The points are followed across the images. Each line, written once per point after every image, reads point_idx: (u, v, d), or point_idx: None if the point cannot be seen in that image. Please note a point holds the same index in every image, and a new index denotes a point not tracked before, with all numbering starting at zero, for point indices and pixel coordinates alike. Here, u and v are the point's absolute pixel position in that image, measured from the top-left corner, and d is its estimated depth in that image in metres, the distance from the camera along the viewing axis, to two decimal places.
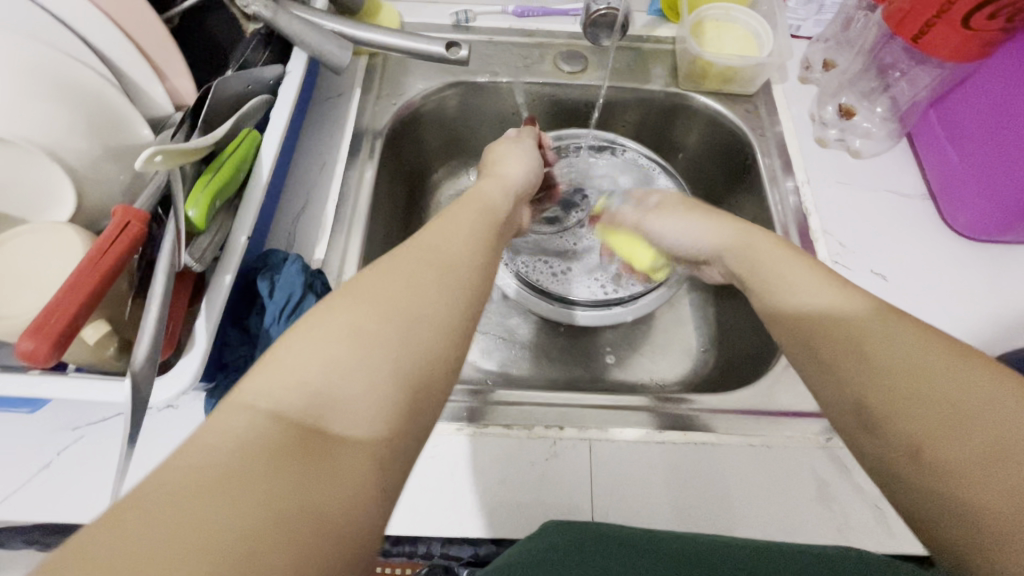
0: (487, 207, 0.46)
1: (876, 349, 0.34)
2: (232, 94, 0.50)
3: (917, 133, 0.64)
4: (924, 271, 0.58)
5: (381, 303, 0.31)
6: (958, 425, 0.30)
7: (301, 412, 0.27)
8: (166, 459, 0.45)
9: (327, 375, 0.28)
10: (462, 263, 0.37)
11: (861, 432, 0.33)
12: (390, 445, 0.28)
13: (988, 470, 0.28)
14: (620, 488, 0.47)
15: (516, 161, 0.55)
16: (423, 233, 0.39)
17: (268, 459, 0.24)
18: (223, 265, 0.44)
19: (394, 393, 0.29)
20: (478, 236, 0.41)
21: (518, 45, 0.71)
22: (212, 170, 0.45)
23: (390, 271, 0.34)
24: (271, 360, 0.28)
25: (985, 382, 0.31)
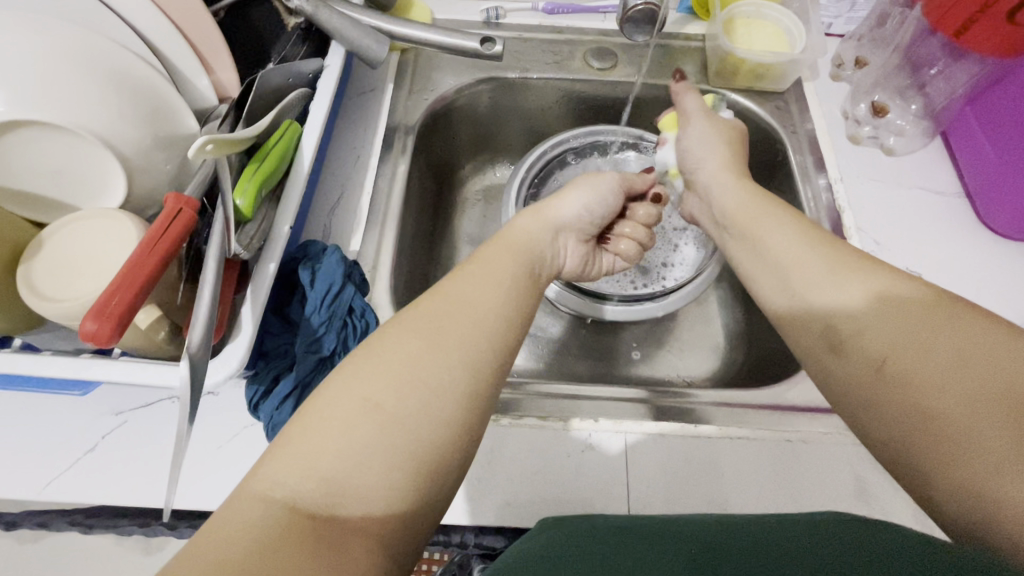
0: (527, 249, 0.46)
1: (848, 279, 0.39)
2: (273, 87, 0.51)
3: (952, 131, 0.63)
4: (959, 269, 0.58)
5: (396, 376, 0.32)
6: (917, 344, 0.34)
7: (320, 506, 0.28)
8: (208, 444, 0.46)
9: (339, 464, 0.29)
10: (494, 326, 0.37)
11: (829, 354, 0.38)
12: (407, 516, 0.30)
13: (944, 380, 0.32)
14: (656, 480, 0.47)
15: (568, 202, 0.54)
16: (452, 289, 0.39)
17: (289, 544, 0.26)
18: (267, 253, 0.45)
19: (404, 474, 0.30)
20: (505, 285, 0.40)
21: (548, 41, 0.72)
22: (257, 160, 0.46)
23: (408, 335, 0.35)
24: (292, 436, 0.30)
25: (953, 313, 0.34)
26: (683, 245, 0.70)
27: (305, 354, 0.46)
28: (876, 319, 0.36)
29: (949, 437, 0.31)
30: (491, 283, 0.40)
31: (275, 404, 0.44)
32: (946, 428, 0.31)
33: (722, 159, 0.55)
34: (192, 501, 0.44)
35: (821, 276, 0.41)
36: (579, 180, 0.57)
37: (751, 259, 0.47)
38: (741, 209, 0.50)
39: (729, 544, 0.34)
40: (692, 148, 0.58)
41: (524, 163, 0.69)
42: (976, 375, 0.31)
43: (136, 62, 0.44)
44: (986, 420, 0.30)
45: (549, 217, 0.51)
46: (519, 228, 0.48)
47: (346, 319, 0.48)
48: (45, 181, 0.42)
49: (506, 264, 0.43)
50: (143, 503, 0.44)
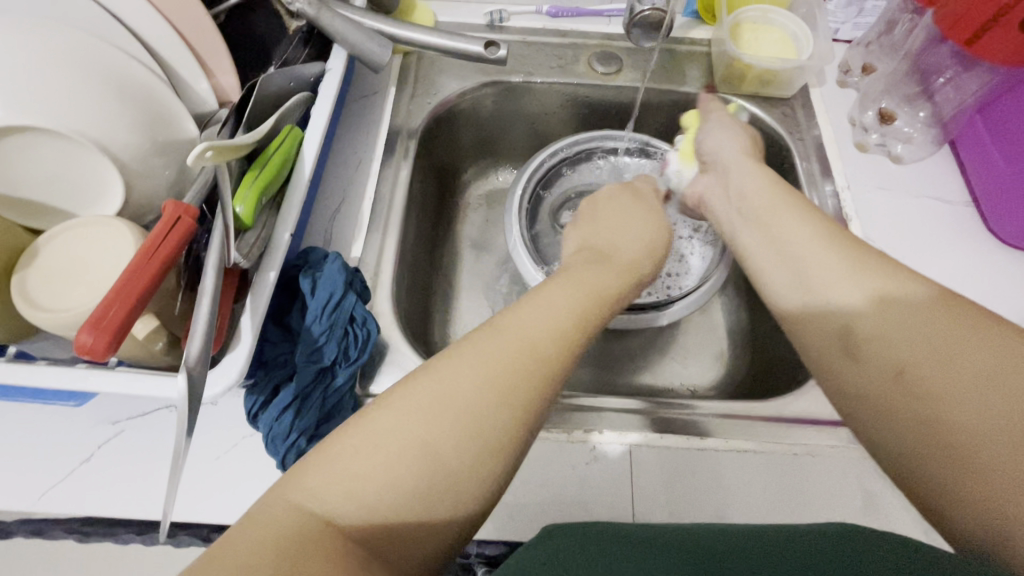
0: (586, 272, 0.44)
1: (870, 286, 0.38)
2: (273, 91, 0.50)
3: (960, 139, 0.63)
4: (967, 279, 0.57)
5: (454, 412, 0.31)
6: (939, 352, 0.33)
7: (356, 525, 0.28)
8: (206, 454, 0.45)
9: (387, 491, 0.28)
10: (556, 358, 0.36)
11: (841, 356, 0.38)
12: (443, 543, 0.30)
13: (963, 387, 0.31)
14: (661, 493, 0.47)
15: (619, 237, 0.51)
16: (519, 315, 0.37)
17: (321, 561, 0.25)
18: (268, 261, 0.44)
19: (447, 506, 0.30)
20: (575, 318, 0.39)
21: (552, 45, 0.71)
22: (257, 166, 0.45)
23: (471, 367, 0.33)
24: (333, 453, 0.29)
25: (975, 322, 0.34)
26: (689, 254, 0.69)
27: (306, 364, 0.45)
28: (894, 324, 0.36)
29: (963, 443, 0.30)
30: (559, 311, 0.38)
31: (274, 415, 0.44)
32: (963, 435, 0.30)
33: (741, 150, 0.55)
34: (189, 513, 0.43)
35: (832, 289, 0.40)
36: (622, 214, 0.54)
37: (767, 255, 0.46)
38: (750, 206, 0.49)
39: (736, 553, 0.33)
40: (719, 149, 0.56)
41: (529, 168, 0.68)
42: (996, 384, 0.31)
43: (134, 66, 0.43)
44: (1004, 430, 0.29)
45: (606, 257, 0.48)
46: (591, 266, 0.46)
47: (348, 327, 0.47)
48: (41, 187, 0.41)
49: (576, 293, 0.41)
50: (138, 514, 0.43)
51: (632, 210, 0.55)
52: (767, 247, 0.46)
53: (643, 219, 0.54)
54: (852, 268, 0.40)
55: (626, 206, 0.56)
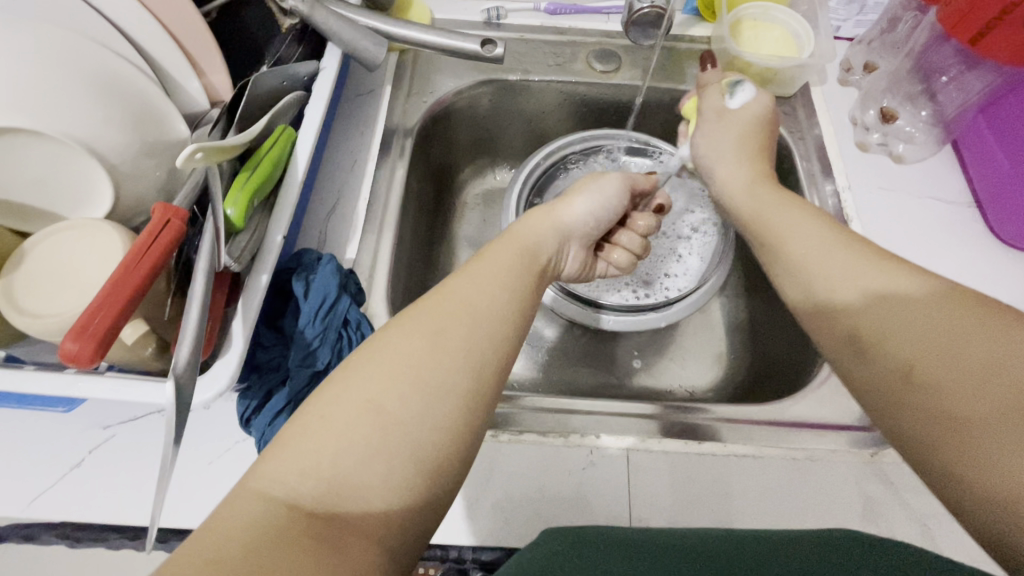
0: (532, 245, 0.45)
1: (875, 285, 0.37)
2: (265, 91, 0.49)
3: (963, 139, 0.62)
4: (969, 280, 0.56)
5: (397, 376, 0.31)
6: (945, 350, 0.32)
7: (317, 503, 0.27)
8: (198, 460, 0.45)
9: (340, 462, 0.28)
10: (500, 320, 0.36)
11: (850, 355, 0.37)
12: (406, 513, 0.29)
13: (972, 385, 0.31)
14: (658, 499, 0.46)
15: (576, 208, 0.51)
16: (460, 284, 0.37)
17: (284, 541, 0.25)
18: (259, 265, 0.43)
19: (405, 473, 0.29)
20: (513, 285, 0.39)
21: (550, 43, 0.70)
22: (249, 168, 0.44)
23: (410, 334, 0.33)
24: (288, 437, 0.29)
25: (986, 317, 0.33)
26: (688, 254, 0.69)
27: (298, 369, 0.44)
28: (901, 320, 0.35)
29: (977, 443, 0.29)
30: (499, 278, 0.39)
31: (267, 420, 0.43)
32: (973, 432, 0.30)
33: (745, 164, 0.53)
34: (181, 519, 0.43)
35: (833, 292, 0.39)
36: (586, 182, 0.55)
37: (774, 256, 0.45)
38: (754, 199, 0.50)
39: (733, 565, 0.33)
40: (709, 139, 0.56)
41: (525, 167, 0.67)
42: (1003, 379, 0.30)
43: (123, 66, 0.42)
44: (1012, 424, 0.29)
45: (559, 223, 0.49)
46: (533, 224, 0.48)
47: (341, 331, 0.47)
48: (28, 189, 0.40)
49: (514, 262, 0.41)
50: (130, 521, 0.43)
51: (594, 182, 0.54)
52: (774, 251, 0.45)
53: (603, 188, 0.54)
54: (853, 271, 0.39)
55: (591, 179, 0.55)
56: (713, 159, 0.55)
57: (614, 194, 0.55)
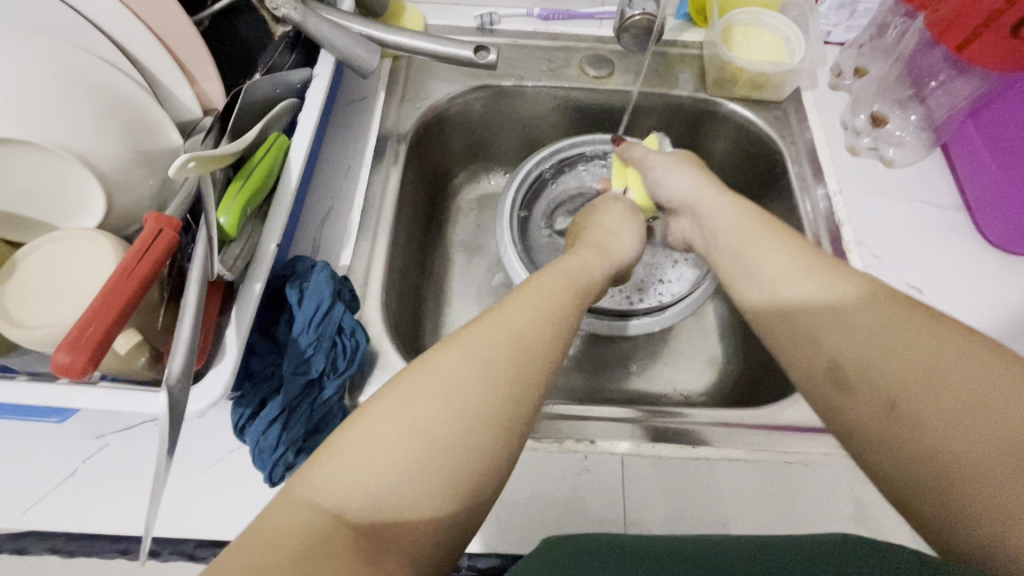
0: (576, 272, 0.45)
1: (851, 314, 0.37)
2: (259, 99, 0.50)
3: (952, 143, 0.63)
4: (961, 284, 0.57)
5: (451, 399, 0.31)
6: (922, 380, 0.32)
7: (364, 517, 0.27)
8: (192, 469, 0.45)
9: (387, 478, 0.28)
10: (552, 349, 0.36)
11: (831, 387, 0.36)
12: (446, 535, 0.29)
13: (950, 416, 0.30)
14: (652, 504, 0.46)
15: (616, 238, 0.54)
16: (515, 309, 0.38)
17: (326, 552, 0.25)
18: (254, 273, 0.43)
19: (450, 497, 0.29)
20: (562, 310, 0.40)
21: (544, 48, 0.70)
22: (241, 176, 0.44)
23: (465, 354, 0.33)
24: (334, 450, 0.29)
25: (963, 343, 0.32)
26: (681, 258, 0.69)
27: (292, 377, 0.44)
28: (875, 344, 0.35)
29: (961, 474, 0.29)
30: (552, 306, 0.39)
31: (262, 428, 0.43)
32: (956, 467, 0.29)
33: (699, 182, 0.53)
34: (176, 528, 0.43)
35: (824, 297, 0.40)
36: (618, 215, 0.57)
37: (744, 276, 0.45)
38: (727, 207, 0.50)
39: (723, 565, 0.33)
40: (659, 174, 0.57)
41: (520, 173, 0.67)
42: (979, 410, 0.29)
43: (115, 75, 0.42)
44: (995, 457, 0.28)
45: (606, 253, 0.51)
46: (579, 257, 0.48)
47: (336, 338, 0.47)
48: (19, 199, 0.40)
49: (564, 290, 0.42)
50: (124, 531, 0.43)
51: (629, 215, 0.57)
52: (744, 279, 0.44)
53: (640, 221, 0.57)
54: (839, 277, 0.39)
55: (624, 211, 0.58)
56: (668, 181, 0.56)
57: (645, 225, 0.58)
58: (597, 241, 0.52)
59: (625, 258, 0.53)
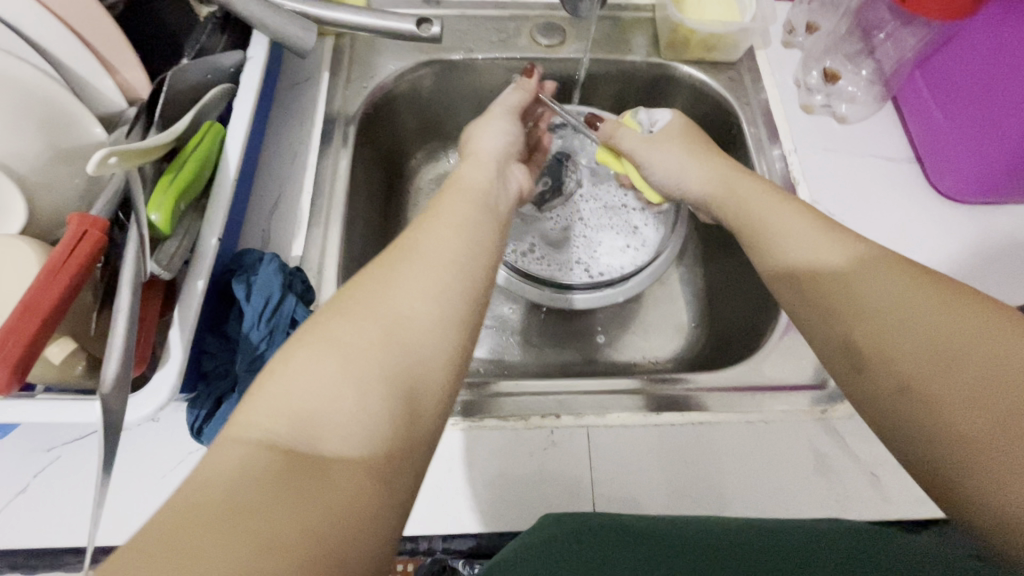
0: (480, 191, 0.46)
1: (861, 288, 0.35)
2: (188, 85, 0.47)
3: (902, 96, 0.63)
4: (913, 235, 0.58)
5: (362, 315, 0.33)
6: (943, 359, 0.30)
7: (293, 442, 0.28)
8: (150, 476, 0.44)
9: (312, 396, 0.29)
10: (457, 258, 0.38)
11: (849, 371, 0.34)
12: (389, 446, 0.29)
13: (974, 396, 0.29)
14: (619, 473, 0.47)
15: (490, 133, 0.54)
16: (420, 232, 0.39)
17: (263, 480, 0.25)
18: (195, 269, 0.42)
19: (384, 404, 0.30)
20: (470, 225, 0.41)
21: (492, 18, 0.68)
22: (173, 170, 0.42)
23: (368, 279, 0.35)
24: (260, 388, 0.30)
25: (987, 321, 0.31)
26: (643, 225, 0.68)
27: (247, 374, 0.43)
28: (865, 297, 0.35)
29: (985, 455, 0.28)
30: (454, 223, 0.41)
31: (218, 428, 0.42)
32: (980, 449, 0.28)
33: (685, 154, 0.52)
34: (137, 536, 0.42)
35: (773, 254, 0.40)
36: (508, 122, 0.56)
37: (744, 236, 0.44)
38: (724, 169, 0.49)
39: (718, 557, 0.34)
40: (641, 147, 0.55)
41: None
42: (1001, 389, 0.28)
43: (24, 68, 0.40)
44: (1013, 432, 0.27)
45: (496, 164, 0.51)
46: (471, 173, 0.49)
47: (290, 332, 0.45)
48: None
49: (468, 208, 0.43)
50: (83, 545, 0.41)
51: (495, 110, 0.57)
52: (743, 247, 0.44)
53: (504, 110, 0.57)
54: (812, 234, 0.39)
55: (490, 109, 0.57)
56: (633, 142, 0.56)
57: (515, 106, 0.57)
58: (479, 146, 0.53)
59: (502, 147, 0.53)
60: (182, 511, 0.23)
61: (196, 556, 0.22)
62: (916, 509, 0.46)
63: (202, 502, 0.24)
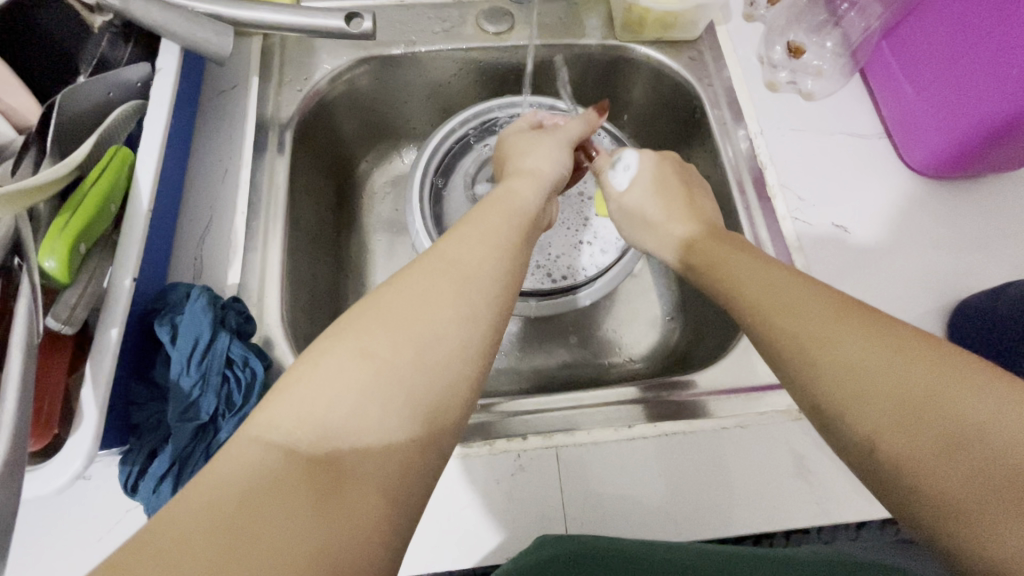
0: (513, 196, 0.43)
1: (818, 351, 0.31)
2: (87, 107, 0.42)
3: (870, 68, 0.60)
4: (886, 215, 0.56)
5: (402, 325, 0.29)
6: (906, 421, 0.28)
7: (315, 450, 0.25)
8: (82, 541, 0.40)
9: (341, 407, 0.26)
10: (496, 270, 0.34)
11: (819, 425, 0.31)
12: (410, 465, 0.27)
13: (943, 455, 0.26)
14: (593, 493, 0.45)
15: (541, 156, 0.50)
16: (457, 235, 0.35)
17: (280, 490, 0.23)
18: (107, 317, 0.38)
19: (410, 423, 0.27)
20: (502, 229, 0.37)
21: (434, 7, 0.64)
22: (70, 207, 0.37)
23: (408, 281, 0.31)
24: (283, 390, 0.27)
25: (939, 366, 0.29)
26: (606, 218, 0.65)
27: (179, 424, 0.40)
28: (827, 329, 0.32)
29: (961, 522, 0.25)
30: (491, 229, 0.37)
31: (152, 487, 0.39)
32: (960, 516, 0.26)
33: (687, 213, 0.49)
34: None
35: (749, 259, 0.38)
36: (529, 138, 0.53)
37: (711, 261, 0.43)
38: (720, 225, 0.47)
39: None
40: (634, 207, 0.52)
41: (426, 150, 0.62)
42: (968, 452, 0.26)
43: None
44: (985, 495, 0.25)
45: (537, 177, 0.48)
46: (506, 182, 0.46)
47: (225, 373, 0.41)
48: None
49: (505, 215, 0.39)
50: None
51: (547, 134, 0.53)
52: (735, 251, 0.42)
53: (559, 135, 0.53)
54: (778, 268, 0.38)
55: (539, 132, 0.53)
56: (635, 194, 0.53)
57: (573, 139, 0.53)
58: (530, 165, 0.49)
59: (556, 174, 0.49)
60: (198, 519, 0.22)
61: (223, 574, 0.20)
62: None
63: (222, 510, 0.22)
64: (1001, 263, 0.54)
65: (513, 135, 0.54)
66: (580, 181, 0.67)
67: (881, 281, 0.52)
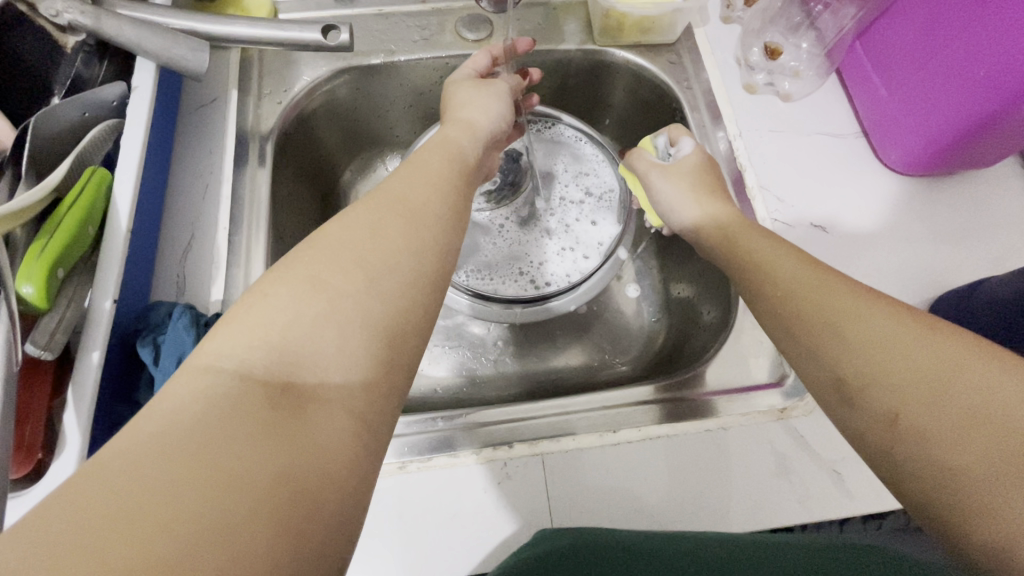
0: (458, 153, 0.45)
1: (848, 327, 0.33)
2: (64, 127, 0.42)
3: (846, 68, 0.61)
4: (863, 211, 0.57)
5: (347, 255, 0.31)
6: (928, 396, 0.29)
7: (270, 371, 0.26)
8: None
9: (295, 331, 0.27)
10: (438, 217, 0.36)
11: (839, 404, 0.32)
12: (368, 398, 0.27)
13: (959, 430, 0.27)
14: (586, 497, 0.45)
15: (479, 108, 0.51)
16: (401, 185, 0.37)
17: (233, 416, 0.24)
18: (89, 339, 0.38)
19: (368, 348, 0.28)
20: (443, 182, 0.40)
21: (413, 15, 0.64)
22: (48, 231, 0.37)
23: (353, 223, 0.33)
24: (233, 319, 0.28)
25: (966, 352, 0.30)
26: (592, 215, 0.67)
27: None
28: (853, 318, 0.33)
29: (968, 492, 0.26)
30: (432, 183, 0.39)
31: None
32: (969, 484, 0.26)
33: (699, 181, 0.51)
34: None
35: (773, 262, 0.40)
36: (467, 89, 0.53)
37: (738, 261, 0.43)
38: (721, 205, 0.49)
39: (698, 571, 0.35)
40: (657, 176, 0.53)
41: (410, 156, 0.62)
42: (986, 427, 0.27)
43: None
44: (1005, 468, 0.26)
45: (478, 128, 0.50)
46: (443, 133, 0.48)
47: None
48: None
49: (443, 170, 0.42)
50: None
51: (482, 84, 0.54)
52: (739, 266, 0.42)
53: (495, 87, 0.54)
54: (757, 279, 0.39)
55: (476, 82, 0.54)
56: (656, 181, 0.53)
57: (509, 90, 0.55)
58: (465, 116, 0.50)
59: (492, 125, 0.51)
60: (147, 445, 0.22)
61: (177, 497, 0.20)
62: (877, 501, 0.46)
63: (175, 435, 0.22)
64: (977, 258, 0.55)
65: (453, 81, 0.55)
66: (561, 185, 0.68)
67: (861, 278, 0.53)
